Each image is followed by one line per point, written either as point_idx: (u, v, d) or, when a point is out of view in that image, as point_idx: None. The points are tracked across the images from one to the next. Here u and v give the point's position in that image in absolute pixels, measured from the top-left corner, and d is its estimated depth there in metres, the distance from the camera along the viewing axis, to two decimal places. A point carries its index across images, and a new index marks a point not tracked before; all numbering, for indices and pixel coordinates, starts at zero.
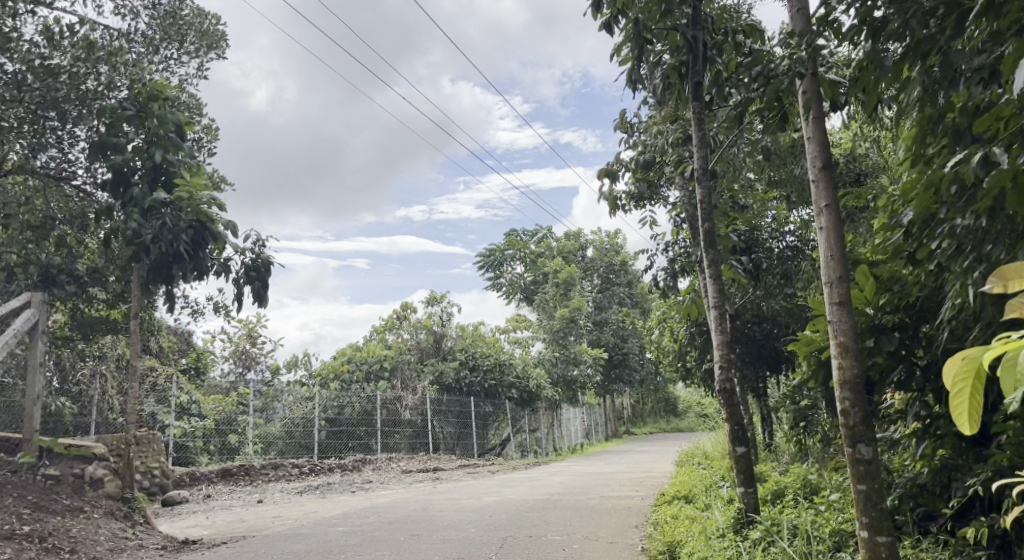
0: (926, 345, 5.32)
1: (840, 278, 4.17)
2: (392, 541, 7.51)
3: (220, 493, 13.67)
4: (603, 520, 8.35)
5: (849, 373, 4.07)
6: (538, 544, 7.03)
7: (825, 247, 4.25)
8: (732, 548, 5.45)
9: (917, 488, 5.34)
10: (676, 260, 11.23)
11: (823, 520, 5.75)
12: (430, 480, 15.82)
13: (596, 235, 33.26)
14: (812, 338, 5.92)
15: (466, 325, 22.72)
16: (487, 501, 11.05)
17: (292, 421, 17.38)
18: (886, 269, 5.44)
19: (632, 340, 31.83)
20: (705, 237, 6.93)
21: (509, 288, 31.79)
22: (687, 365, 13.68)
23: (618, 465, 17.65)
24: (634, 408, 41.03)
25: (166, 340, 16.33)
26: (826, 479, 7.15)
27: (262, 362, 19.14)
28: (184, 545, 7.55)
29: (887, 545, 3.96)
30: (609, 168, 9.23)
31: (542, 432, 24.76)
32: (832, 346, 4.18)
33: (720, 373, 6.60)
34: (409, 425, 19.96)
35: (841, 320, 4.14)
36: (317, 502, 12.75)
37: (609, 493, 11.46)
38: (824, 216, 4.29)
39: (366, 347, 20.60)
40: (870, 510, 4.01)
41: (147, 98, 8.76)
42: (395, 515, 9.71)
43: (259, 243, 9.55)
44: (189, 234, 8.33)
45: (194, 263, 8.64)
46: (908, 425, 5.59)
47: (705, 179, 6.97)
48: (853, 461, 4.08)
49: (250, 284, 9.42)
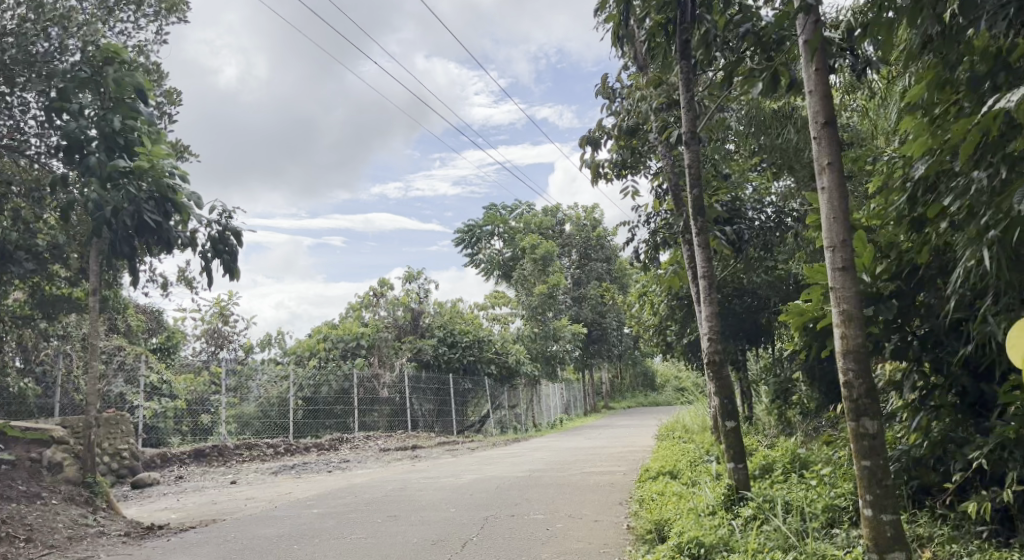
0: (928, 314, 5.09)
1: (843, 242, 3.89)
2: (368, 523, 7.21)
3: (193, 474, 13.30)
4: (586, 497, 8.11)
5: (852, 342, 3.81)
6: (520, 523, 6.79)
7: (827, 208, 3.96)
8: (723, 527, 5.21)
9: (915, 461, 5.14)
10: (658, 232, 10.96)
11: (815, 496, 5.56)
12: (408, 458, 15.56)
13: (574, 210, 32.92)
14: (804, 307, 5.67)
15: (444, 302, 22.37)
16: (467, 479, 10.80)
17: (267, 400, 16.97)
18: (885, 234, 5.17)
19: (610, 315, 31.67)
20: (692, 204, 6.61)
21: (487, 265, 31.45)
22: (667, 339, 13.47)
23: (598, 440, 17.49)
24: (612, 383, 41.16)
25: (135, 320, 15.83)
26: (816, 452, 6.95)
27: (234, 341, 18.68)
28: (149, 530, 7.20)
29: (892, 524, 3.72)
30: (590, 135, 8.90)
31: (522, 409, 24.61)
32: (834, 314, 3.92)
33: (709, 344, 6.35)
34: (387, 403, 19.64)
35: (844, 286, 3.87)
36: (292, 483, 12.43)
37: (590, 469, 11.28)
38: (826, 176, 3.99)
39: (343, 325, 20.20)
40: (875, 487, 3.75)
41: (104, 60, 8.16)
42: (371, 495, 9.41)
43: (226, 215, 9.13)
44: (151, 205, 7.85)
45: (157, 235, 8.08)
46: (904, 397, 5.39)
47: (693, 143, 6.67)
48: (856, 436, 3.81)
49: (217, 258, 9.00)
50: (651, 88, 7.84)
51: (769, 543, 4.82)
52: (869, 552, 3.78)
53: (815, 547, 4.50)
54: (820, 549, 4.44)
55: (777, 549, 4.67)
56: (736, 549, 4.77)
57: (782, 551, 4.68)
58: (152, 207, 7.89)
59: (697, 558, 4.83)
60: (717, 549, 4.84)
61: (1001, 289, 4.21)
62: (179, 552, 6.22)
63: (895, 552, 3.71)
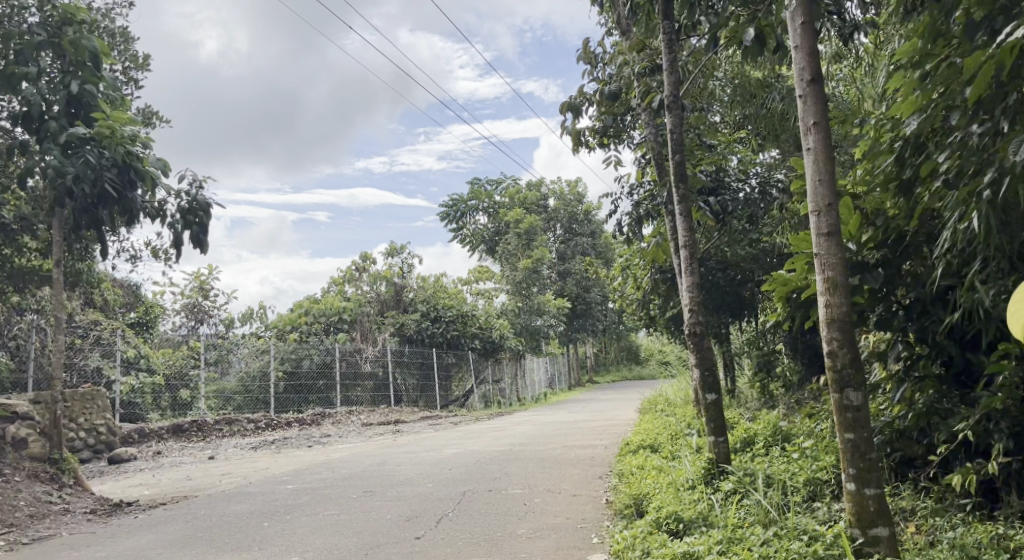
0: (913, 282, 4.96)
1: (828, 206, 3.72)
2: (343, 499, 7.05)
3: (171, 449, 13.10)
4: (566, 471, 7.99)
5: (837, 311, 3.65)
6: (498, 499, 6.65)
7: (812, 170, 3.77)
8: (702, 502, 5.08)
9: (899, 433, 5.03)
10: (641, 204, 10.77)
11: (797, 470, 5.45)
12: (390, 433, 15.42)
13: (558, 185, 32.66)
14: (788, 277, 5.51)
15: (428, 276, 22.13)
16: (447, 453, 10.68)
17: (248, 375, 16.73)
18: (871, 200, 5.01)
19: (595, 290, 31.58)
20: (674, 171, 6.40)
21: (471, 240, 31.19)
22: (651, 313, 13.34)
23: (582, 414, 17.41)
24: (597, 357, 41.22)
25: (110, 294, 15.51)
26: (798, 425, 6.84)
27: (214, 316, 18.40)
28: (116, 508, 7.01)
29: (876, 498, 3.57)
30: (572, 102, 8.66)
31: (506, 383, 24.52)
32: (817, 281, 3.75)
33: (690, 316, 6.17)
34: (370, 378, 19.48)
35: (828, 253, 3.70)
36: (271, 458, 12.25)
37: (572, 442, 11.18)
38: (812, 137, 3.79)
39: (324, 299, 19.97)
40: (859, 460, 3.59)
41: (63, 22, 7.88)
42: (349, 470, 9.24)
43: (197, 184, 8.83)
44: (113, 172, 7.56)
45: (121, 204, 7.79)
46: (887, 368, 5.27)
47: (675, 108, 6.45)
48: (840, 408, 3.65)
49: (186, 229, 8.71)
50: (634, 52, 7.61)
51: (749, 518, 4.70)
52: (851, 527, 3.64)
53: (795, 522, 4.37)
54: (800, 525, 4.31)
55: (757, 524, 4.55)
56: (715, 524, 4.64)
57: (763, 525, 4.56)
58: (114, 175, 7.58)
59: (675, 534, 4.69)
60: (696, 524, 4.70)
61: (991, 254, 4.10)
62: (144, 530, 6.03)
63: (878, 528, 3.56)
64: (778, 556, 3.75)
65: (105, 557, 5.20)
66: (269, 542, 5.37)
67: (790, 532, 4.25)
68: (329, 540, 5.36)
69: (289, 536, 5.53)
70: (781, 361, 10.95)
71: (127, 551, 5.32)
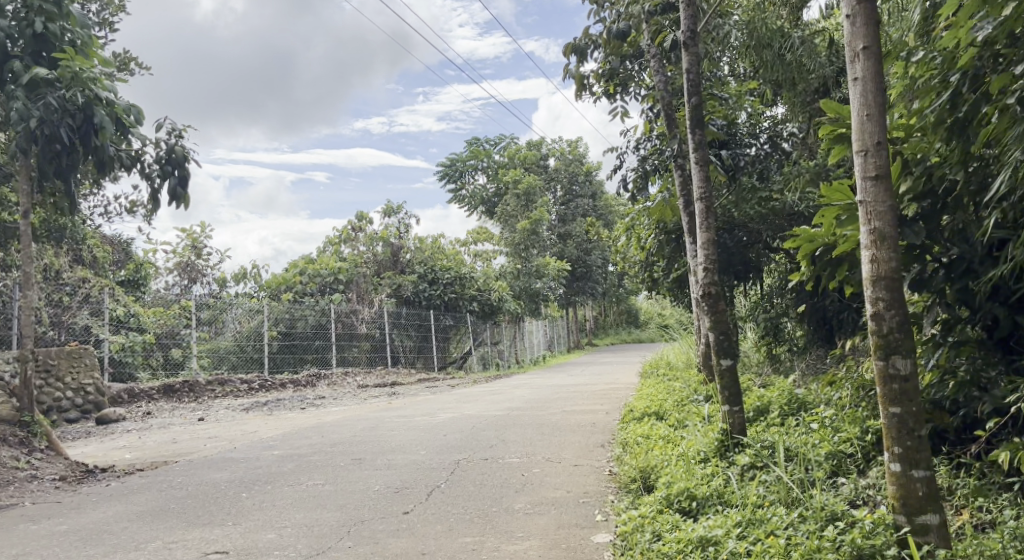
0: (957, 235, 4.45)
1: (877, 145, 3.20)
2: (330, 467, 6.63)
3: (161, 410, 12.71)
4: (566, 439, 7.58)
5: (884, 267, 3.16)
6: (492, 469, 6.22)
7: (859, 105, 3.25)
8: (717, 478, 4.66)
9: (932, 402, 4.59)
10: (648, 159, 10.19)
11: (818, 444, 5.01)
12: (386, 395, 15.04)
13: (559, 144, 31.87)
14: (815, 232, 4.99)
15: (425, 237, 21.60)
16: (443, 418, 10.26)
17: (241, 334, 16.23)
18: (913, 145, 4.48)
19: (595, 253, 31.02)
20: (691, 116, 5.81)
21: (470, 201, 30.63)
22: (654, 275, 12.86)
23: (582, 377, 17.03)
24: (597, 320, 40.83)
25: (99, 250, 14.97)
26: (815, 394, 6.39)
27: (207, 274, 17.90)
28: (89, 474, 6.59)
29: (926, 482, 3.12)
30: (576, 44, 8.07)
31: (504, 345, 24.13)
32: (862, 234, 3.26)
33: (704, 275, 5.63)
34: (367, 339, 19.07)
35: (876, 199, 3.20)
36: (262, 421, 11.85)
37: (573, 407, 10.78)
38: (859, 64, 3.24)
39: (319, 259, 19.46)
40: (905, 438, 3.13)
41: None
42: (339, 435, 8.83)
43: (176, 133, 8.25)
44: (76, 119, 6.96)
45: (91, 153, 7.22)
46: (921, 333, 4.78)
47: (692, 43, 5.81)
48: (885, 378, 3.18)
49: (164, 181, 8.18)
50: None
51: (768, 496, 4.28)
52: (895, 513, 3.20)
53: (821, 502, 3.94)
54: (827, 506, 3.88)
55: (777, 504, 4.13)
56: (731, 504, 4.22)
57: (785, 506, 4.14)
58: (79, 122, 6.98)
59: (688, 514, 4.26)
60: (712, 503, 4.28)
61: None
62: (114, 500, 5.59)
63: (928, 515, 3.12)
64: (809, 544, 3.33)
65: (65, 530, 4.76)
66: (244, 516, 4.93)
67: (818, 514, 3.81)
68: (309, 514, 4.92)
69: (267, 509, 5.10)
70: (789, 324, 10.49)
71: (91, 524, 4.88)
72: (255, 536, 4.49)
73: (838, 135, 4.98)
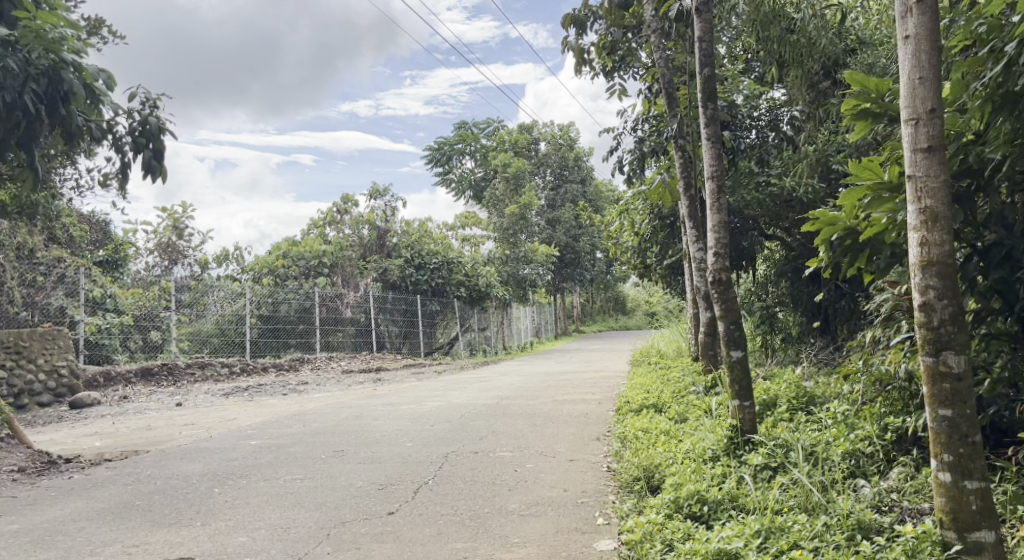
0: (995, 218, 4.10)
1: (931, 112, 2.83)
2: (311, 460, 6.23)
3: (137, 394, 12.25)
4: (559, 431, 7.21)
5: (936, 250, 2.80)
6: (484, 463, 5.85)
7: (911, 68, 2.87)
8: (728, 479, 4.31)
9: None
10: (645, 140, 9.80)
11: (833, 443, 4.66)
12: (370, 382, 14.63)
13: (549, 128, 31.28)
14: (837, 214, 4.60)
15: (412, 221, 21.09)
16: (429, 406, 9.86)
17: (223, 317, 15.71)
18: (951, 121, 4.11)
19: (583, 239, 30.59)
20: (703, 88, 5.44)
21: (458, 185, 30.19)
22: (647, 262, 12.49)
23: (570, 365, 16.68)
24: (584, 307, 40.39)
25: (75, 230, 14.48)
26: (824, 387, 6.06)
27: (189, 255, 17.39)
28: (51, 465, 6.17)
29: (979, 493, 2.79)
30: (575, 15, 7.74)
31: (492, 331, 23.75)
32: (909, 213, 2.89)
33: (715, 261, 5.22)
34: (351, 324, 18.63)
35: (929, 174, 2.83)
36: (242, 407, 11.43)
37: (564, 396, 10.43)
38: (912, 21, 2.86)
39: (303, 242, 18.93)
40: (957, 444, 2.79)
41: None
42: (321, 424, 8.43)
43: (150, 103, 7.77)
44: (40, 83, 6.46)
45: (56, 122, 6.75)
46: None
47: (705, 9, 5.43)
48: (935, 377, 2.82)
49: (137, 154, 7.70)
50: None
51: (788, 500, 3.95)
52: (944, 528, 2.86)
53: (848, 509, 3.60)
54: (855, 513, 3.55)
55: (799, 511, 3.78)
56: (748, 510, 3.88)
57: (806, 512, 3.79)
58: (43, 87, 6.48)
59: (699, 519, 3.92)
60: (725, 508, 3.95)
61: None
62: (75, 494, 5.17)
63: (982, 531, 2.79)
64: None
65: (17, 530, 4.33)
66: (214, 515, 4.53)
67: (847, 524, 3.46)
68: (285, 515, 4.53)
69: (240, 507, 4.71)
70: (784, 312, 10.19)
71: (46, 523, 4.46)
72: (225, 539, 4.10)
73: (862, 109, 4.59)
